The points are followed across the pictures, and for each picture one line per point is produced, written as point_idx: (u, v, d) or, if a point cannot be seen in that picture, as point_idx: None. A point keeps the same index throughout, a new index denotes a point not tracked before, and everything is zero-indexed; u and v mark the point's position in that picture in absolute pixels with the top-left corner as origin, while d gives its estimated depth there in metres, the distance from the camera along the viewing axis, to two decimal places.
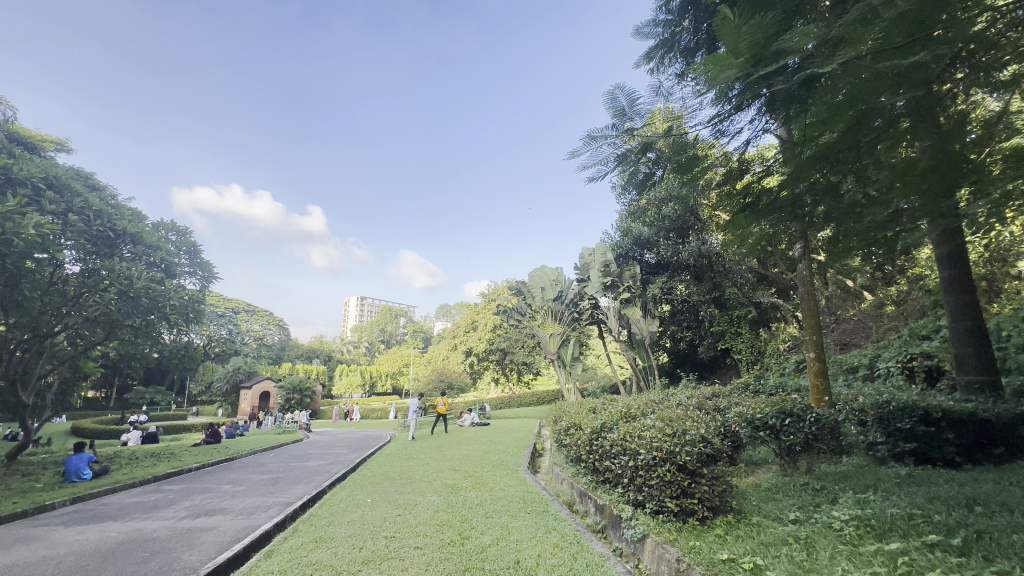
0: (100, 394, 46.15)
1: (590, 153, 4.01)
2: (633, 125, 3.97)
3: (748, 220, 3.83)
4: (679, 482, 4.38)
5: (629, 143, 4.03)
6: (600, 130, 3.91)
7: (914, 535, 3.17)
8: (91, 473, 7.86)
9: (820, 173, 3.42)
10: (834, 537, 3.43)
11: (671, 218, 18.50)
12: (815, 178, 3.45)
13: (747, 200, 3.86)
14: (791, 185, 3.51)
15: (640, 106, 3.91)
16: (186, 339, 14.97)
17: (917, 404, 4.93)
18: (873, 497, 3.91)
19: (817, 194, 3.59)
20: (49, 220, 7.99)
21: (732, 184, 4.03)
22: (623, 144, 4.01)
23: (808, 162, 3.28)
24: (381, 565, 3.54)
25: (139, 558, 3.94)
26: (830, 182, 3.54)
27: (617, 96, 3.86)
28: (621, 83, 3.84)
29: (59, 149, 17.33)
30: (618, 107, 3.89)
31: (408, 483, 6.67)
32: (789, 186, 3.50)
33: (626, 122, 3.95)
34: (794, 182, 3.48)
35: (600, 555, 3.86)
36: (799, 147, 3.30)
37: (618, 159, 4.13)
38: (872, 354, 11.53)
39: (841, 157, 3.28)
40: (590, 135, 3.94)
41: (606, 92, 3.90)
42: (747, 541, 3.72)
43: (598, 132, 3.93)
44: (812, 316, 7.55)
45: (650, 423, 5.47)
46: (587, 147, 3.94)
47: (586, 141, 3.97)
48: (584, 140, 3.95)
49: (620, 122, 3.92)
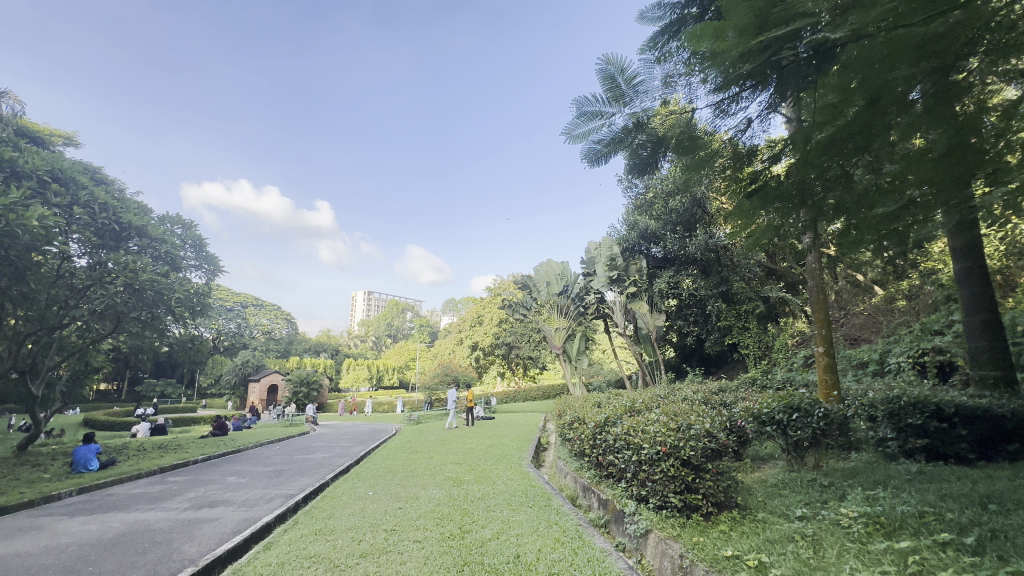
0: (113, 386, 46.96)
1: (585, 133, 3.98)
2: (628, 101, 3.77)
3: (755, 207, 3.74)
4: (683, 477, 4.30)
5: (630, 122, 3.92)
6: (590, 105, 3.79)
7: (925, 534, 3.07)
8: (98, 464, 7.91)
9: (831, 161, 3.30)
10: (842, 534, 3.34)
11: (679, 211, 18.32)
12: (825, 165, 3.33)
13: (753, 186, 3.77)
14: (799, 171, 3.42)
15: (636, 80, 3.66)
16: (194, 331, 15.09)
17: (928, 399, 4.83)
18: (883, 494, 3.81)
19: (829, 182, 3.47)
20: (55, 213, 8.00)
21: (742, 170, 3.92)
22: (621, 121, 3.90)
23: (817, 148, 3.19)
24: (379, 558, 3.50)
25: (139, 548, 3.94)
26: (843, 170, 3.41)
27: (608, 69, 3.62)
28: (614, 55, 3.57)
29: (68, 143, 17.48)
30: (609, 81, 3.67)
31: (410, 477, 6.62)
32: (797, 172, 3.41)
33: (621, 98, 3.77)
34: (803, 168, 3.38)
35: (601, 551, 3.78)
36: (807, 132, 3.21)
37: (617, 139, 4.05)
38: (882, 349, 11.35)
39: (853, 143, 3.17)
40: (582, 111, 3.85)
41: (600, 64, 3.64)
42: (753, 538, 3.65)
43: (590, 110, 3.82)
44: (822, 311, 7.39)
45: (654, 417, 5.40)
46: (579, 126, 3.90)
47: (577, 119, 3.92)
48: (575, 117, 3.90)
49: (612, 99, 3.74)
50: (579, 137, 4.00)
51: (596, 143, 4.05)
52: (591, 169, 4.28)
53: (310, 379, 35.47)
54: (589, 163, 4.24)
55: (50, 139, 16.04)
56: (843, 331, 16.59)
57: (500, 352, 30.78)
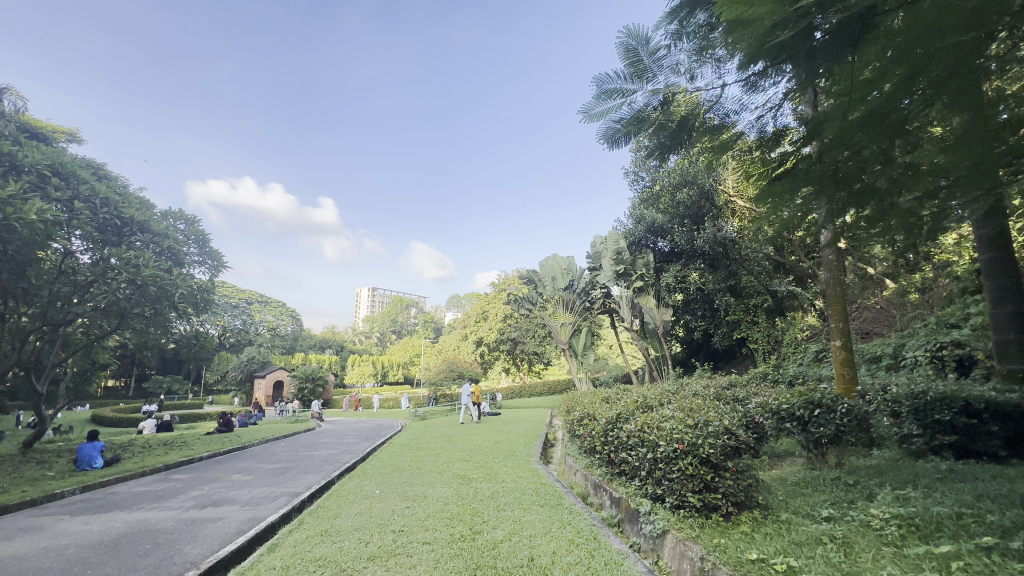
0: (120, 383, 47.20)
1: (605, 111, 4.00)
2: (649, 77, 3.81)
3: (783, 192, 3.49)
4: (702, 476, 4.13)
5: (651, 101, 3.97)
6: (611, 81, 3.84)
7: (966, 537, 2.90)
8: (102, 461, 7.83)
9: (867, 141, 3.09)
10: (874, 536, 3.17)
11: (686, 204, 18.09)
12: (860, 145, 3.11)
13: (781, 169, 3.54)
14: (831, 152, 3.19)
15: (657, 55, 3.73)
16: (198, 328, 15.01)
17: (957, 394, 4.62)
18: (914, 494, 3.63)
19: (862, 165, 3.25)
20: (55, 207, 7.86)
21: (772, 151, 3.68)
22: (642, 99, 3.96)
23: (853, 126, 2.98)
24: (387, 562, 3.36)
25: (140, 550, 3.83)
26: (878, 152, 3.19)
27: (630, 43, 3.71)
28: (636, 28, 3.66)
29: (71, 140, 17.41)
30: (631, 55, 3.75)
31: (418, 475, 6.49)
32: (830, 152, 3.18)
33: (643, 74, 3.81)
34: (836, 149, 3.16)
35: (619, 553, 3.62)
36: (842, 109, 3.00)
37: (637, 119, 4.09)
38: (897, 343, 11.10)
39: (892, 120, 2.97)
40: (602, 88, 3.90)
41: (622, 39, 3.75)
42: (778, 540, 3.48)
43: (610, 87, 3.87)
44: (839, 303, 7.18)
45: (669, 413, 5.23)
46: (598, 105, 3.93)
47: (596, 98, 3.96)
48: (595, 96, 3.93)
49: (633, 75, 3.79)
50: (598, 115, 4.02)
51: (616, 122, 4.08)
52: (610, 151, 4.30)
53: (315, 375, 35.48)
54: (608, 144, 4.26)
55: (52, 135, 15.94)
56: (854, 325, 16.31)
57: (505, 347, 30.67)
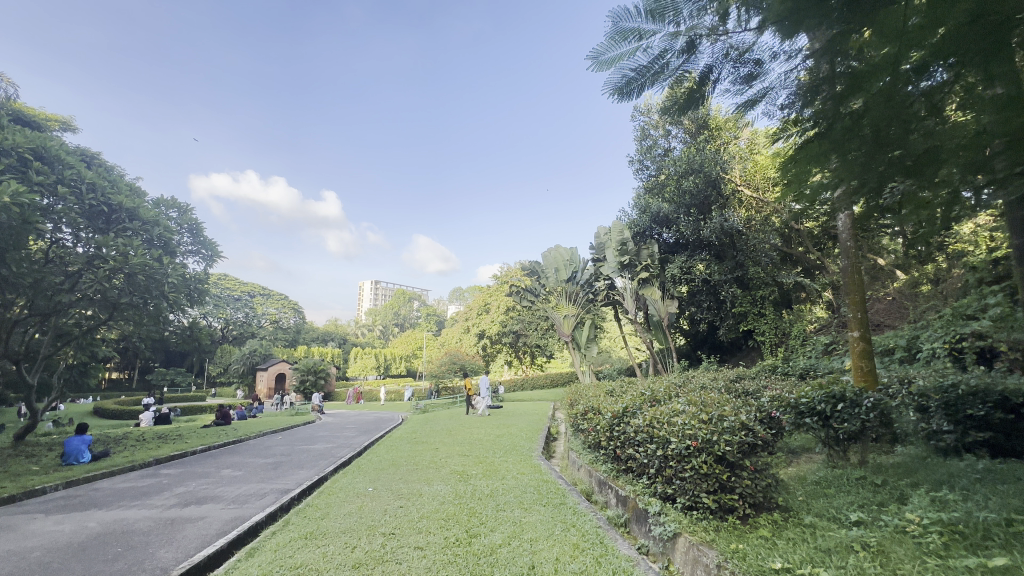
0: (124, 375, 47.36)
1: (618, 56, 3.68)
2: (669, 18, 3.44)
3: (814, 155, 3.49)
4: (718, 476, 3.81)
5: (669, 45, 3.62)
6: (627, 22, 3.48)
7: (1021, 548, 2.57)
8: (91, 456, 7.57)
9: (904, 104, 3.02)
10: (913, 545, 2.85)
11: (693, 192, 17.71)
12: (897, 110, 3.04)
13: (818, 128, 3.37)
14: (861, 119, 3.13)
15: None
16: (194, 319, 14.76)
17: (992, 388, 4.27)
18: (953, 497, 3.30)
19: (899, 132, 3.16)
20: (34, 193, 7.47)
21: (807, 107, 3.38)
22: (659, 43, 3.60)
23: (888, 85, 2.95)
24: (374, 570, 3.06)
25: (109, 555, 3.53)
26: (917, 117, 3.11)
27: None
28: None
29: (65, 129, 17.11)
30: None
31: (414, 470, 6.20)
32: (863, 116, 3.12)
33: (663, 14, 3.43)
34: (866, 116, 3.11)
35: (628, 561, 3.31)
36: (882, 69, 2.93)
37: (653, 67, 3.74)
38: (911, 334, 10.74)
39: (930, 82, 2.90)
40: (617, 30, 3.54)
41: None
42: (802, 547, 3.17)
43: (625, 28, 3.53)
44: (857, 292, 6.79)
45: (680, 407, 4.91)
46: (611, 49, 3.61)
47: (609, 40, 3.60)
48: (607, 38, 3.59)
49: (653, 14, 3.41)
50: (611, 62, 3.71)
51: (628, 70, 3.75)
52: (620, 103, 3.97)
53: (317, 368, 35.36)
54: (619, 97, 3.92)
55: (44, 123, 15.62)
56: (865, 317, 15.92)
57: (507, 340, 30.41)
